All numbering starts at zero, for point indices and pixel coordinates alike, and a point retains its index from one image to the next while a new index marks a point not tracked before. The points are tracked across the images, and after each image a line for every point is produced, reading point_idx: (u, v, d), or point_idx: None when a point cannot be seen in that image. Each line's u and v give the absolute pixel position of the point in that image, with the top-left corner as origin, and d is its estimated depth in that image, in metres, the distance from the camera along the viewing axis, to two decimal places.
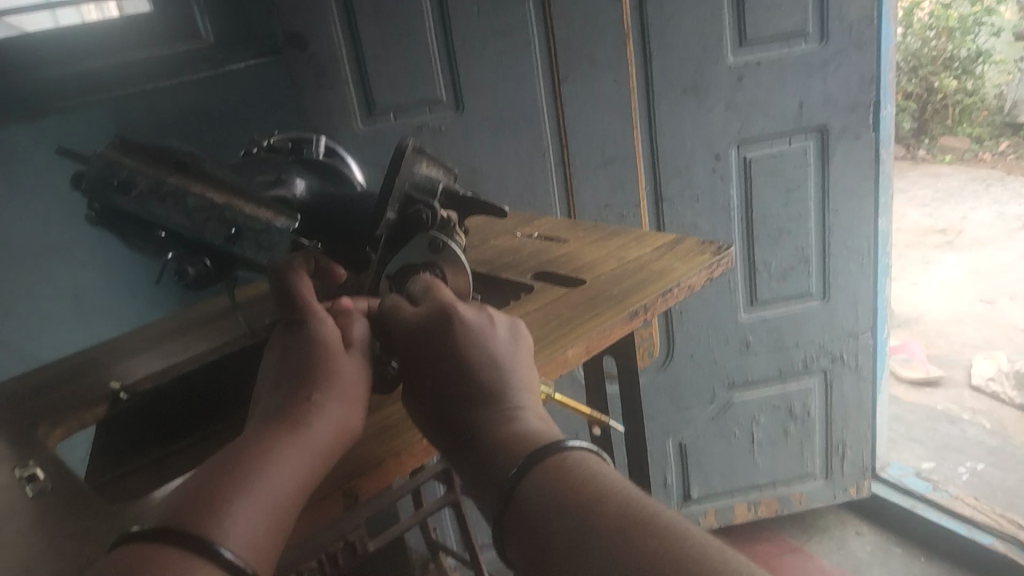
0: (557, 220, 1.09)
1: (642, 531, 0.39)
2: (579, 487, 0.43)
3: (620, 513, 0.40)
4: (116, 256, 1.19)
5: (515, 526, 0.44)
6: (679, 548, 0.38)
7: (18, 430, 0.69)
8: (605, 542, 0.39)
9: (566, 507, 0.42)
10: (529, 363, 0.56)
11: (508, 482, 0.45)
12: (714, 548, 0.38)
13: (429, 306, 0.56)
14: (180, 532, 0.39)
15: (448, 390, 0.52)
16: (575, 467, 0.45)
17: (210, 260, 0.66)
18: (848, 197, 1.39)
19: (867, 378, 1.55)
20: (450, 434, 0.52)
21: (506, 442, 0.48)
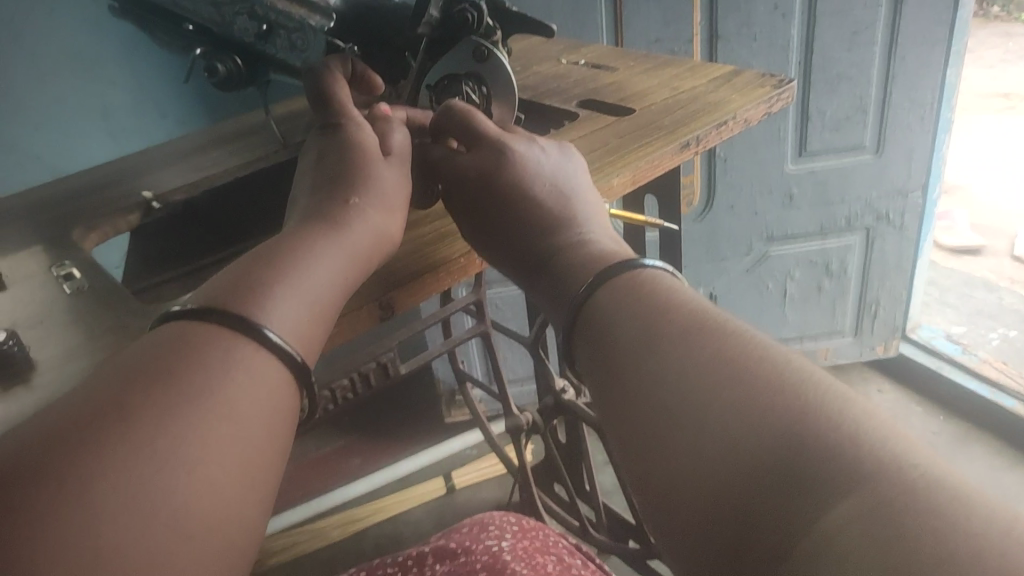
0: (606, 48, 1.01)
1: (722, 341, 0.38)
2: (648, 297, 0.42)
3: (695, 321, 0.39)
4: (143, 70, 1.15)
5: (589, 342, 0.43)
6: (749, 351, 0.37)
7: (53, 233, 0.68)
8: (670, 344, 0.38)
9: (633, 314, 0.41)
10: (592, 192, 0.56)
11: (579, 298, 0.44)
12: (782, 354, 0.37)
13: (482, 142, 0.56)
14: (221, 312, 0.36)
15: (514, 220, 0.53)
16: (645, 280, 0.43)
17: (241, 58, 0.66)
18: (918, 42, 1.27)
19: (911, 238, 1.50)
20: (528, 264, 0.52)
21: (576, 261, 0.48)
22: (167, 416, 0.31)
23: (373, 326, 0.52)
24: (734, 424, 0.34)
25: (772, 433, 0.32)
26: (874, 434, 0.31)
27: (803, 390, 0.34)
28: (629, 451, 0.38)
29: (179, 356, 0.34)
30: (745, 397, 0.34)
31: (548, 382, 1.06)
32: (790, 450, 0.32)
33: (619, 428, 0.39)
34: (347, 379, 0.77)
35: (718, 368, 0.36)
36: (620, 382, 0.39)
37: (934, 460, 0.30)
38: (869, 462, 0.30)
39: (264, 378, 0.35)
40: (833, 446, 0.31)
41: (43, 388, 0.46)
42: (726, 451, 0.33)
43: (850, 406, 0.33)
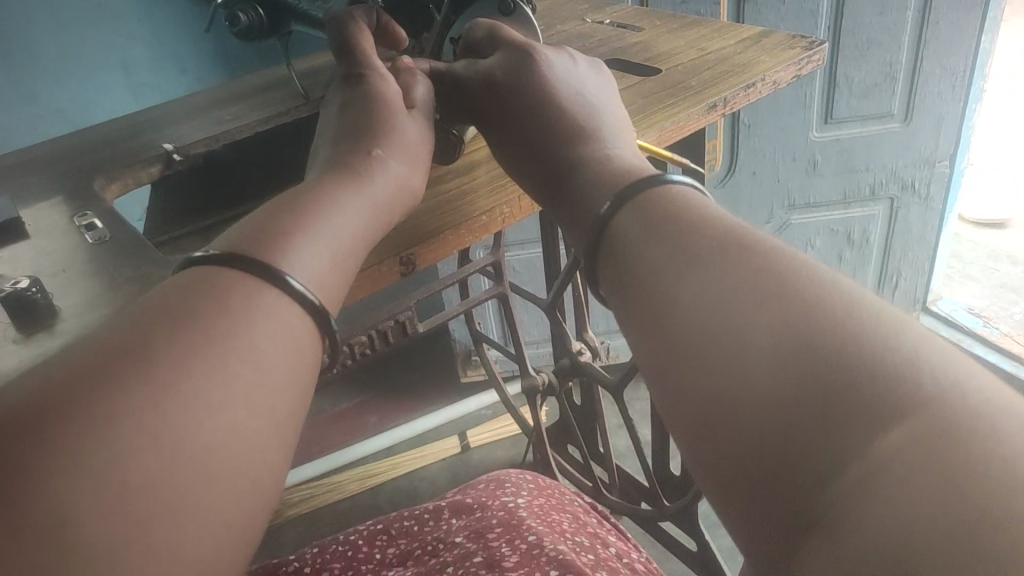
0: (631, 8, 0.99)
1: (752, 252, 0.34)
2: (673, 212, 0.38)
3: (724, 234, 0.36)
4: (163, 26, 1.14)
5: (609, 268, 0.40)
6: (788, 265, 0.33)
7: (75, 183, 0.69)
8: (697, 259, 0.35)
9: (657, 228, 0.38)
10: (620, 112, 0.54)
11: (600, 218, 0.41)
12: (827, 273, 0.32)
13: (511, 58, 0.55)
14: (244, 259, 0.36)
15: (535, 133, 0.51)
16: (671, 194, 0.40)
17: (262, 9, 0.66)
18: (952, 6, 1.23)
19: (936, 209, 1.47)
20: (545, 175, 0.50)
21: (601, 174, 0.45)
22: (192, 359, 0.31)
23: (393, 282, 0.52)
24: (770, 343, 0.29)
25: (812, 351, 0.28)
26: (932, 357, 0.27)
27: (849, 308, 0.30)
28: (653, 376, 0.34)
29: (203, 299, 0.34)
30: (782, 314, 0.30)
31: (565, 343, 1.06)
32: (830, 369, 0.27)
33: (644, 353, 0.35)
34: (366, 335, 0.76)
35: (752, 283, 0.32)
36: (647, 303, 0.36)
37: (1002, 390, 0.26)
38: (925, 386, 0.26)
39: (287, 325, 0.36)
40: (882, 365, 0.27)
41: (67, 335, 0.47)
42: (759, 371, 0.29)
43: (901, 327, 0.28)
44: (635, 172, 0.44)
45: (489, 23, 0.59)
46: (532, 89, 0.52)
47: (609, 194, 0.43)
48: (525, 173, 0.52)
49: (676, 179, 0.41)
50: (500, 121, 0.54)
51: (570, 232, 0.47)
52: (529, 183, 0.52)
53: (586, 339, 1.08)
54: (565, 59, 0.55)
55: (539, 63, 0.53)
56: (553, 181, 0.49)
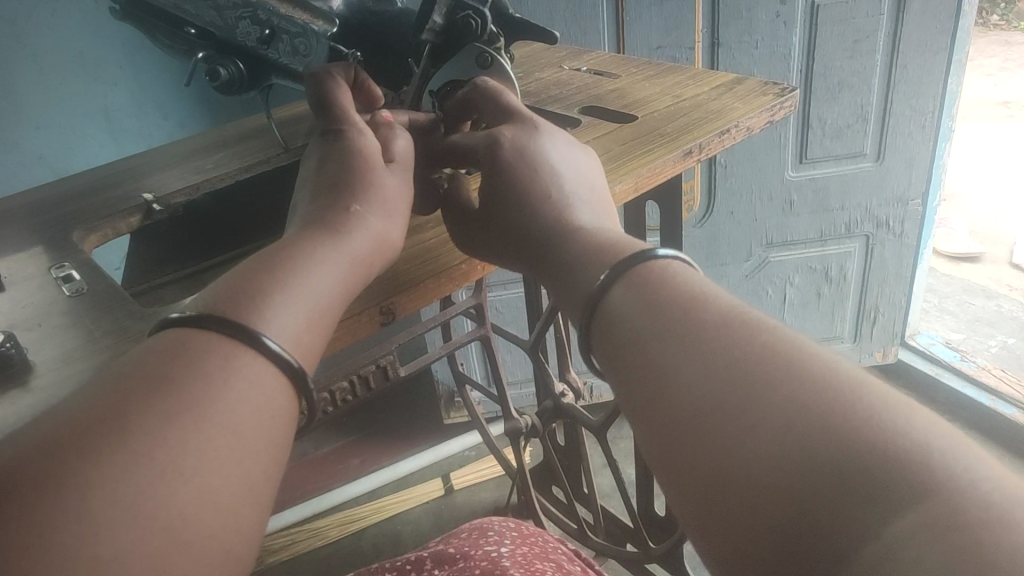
0: (608, 55, 1.01)
1: (751, 334, 0.34)
2: (665, 290, 0.39)
3: (724, 313, 0.36)
4: (145, 75, 1.15)
5: (602, 336, 0.41)
6: (785, 346, 0.33)
7: (54, 233, 0.69)
8: (697, 341, 0.35)
9: (652, 307, 0.38)
10: (603, 193, 0.55)
11: (594, 294, 0.42)
12: (822, 353, 0.33)
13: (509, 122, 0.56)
14: (219, 319, 0.36)
15: (516, 203, 0.52)
16: (667, 273, 0.41)
17: (242, 63, 0.66)
18: (919, 50, 1.27)
19: (911, 246, 1.49)
20: (530, 246, 0.51)
21: (586, 248, 0.47)
22: (162, 425, 0.31)
23: (373, 332, 0.52)
24: (771, 426, 0.30)
25: (814, 433, 0.29)
26: (939, 441, 0.27)
27: (847, 389, 0.30)
28: (655, 451, 0.35)
29: (175, 363, 0.34)
30: (781, 397, 0.31)
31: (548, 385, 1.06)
32: (843, 449, 0.28)
33: (644, 428, 0.36)
34: (347, 381, 0.76)
35: (755, 363, 0.33)
36: (644, 380, 0.36)
37: (1004, 474, 0.26)
38: (937, 470, 0.26)
39: (262, 384, 0.35)
40: (887, 451, 0.27)
41: (43, 389, 0.46)
42: (764, 450, 0.30)
43: (904, 409, 0.29)
44: (628, 245, 0.45)
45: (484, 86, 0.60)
46: (521, 161, 0.53)
47: (607, 265, 0.43)
48: (507, 244, 0.53)
49: (668, 254, 0.42)
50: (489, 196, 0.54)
51: (557, 299, 0.48)
52: (510, 252, 0.53)
53: (569, 380, 1.09)
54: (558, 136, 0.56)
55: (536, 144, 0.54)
56: (540, 252, 0.50)
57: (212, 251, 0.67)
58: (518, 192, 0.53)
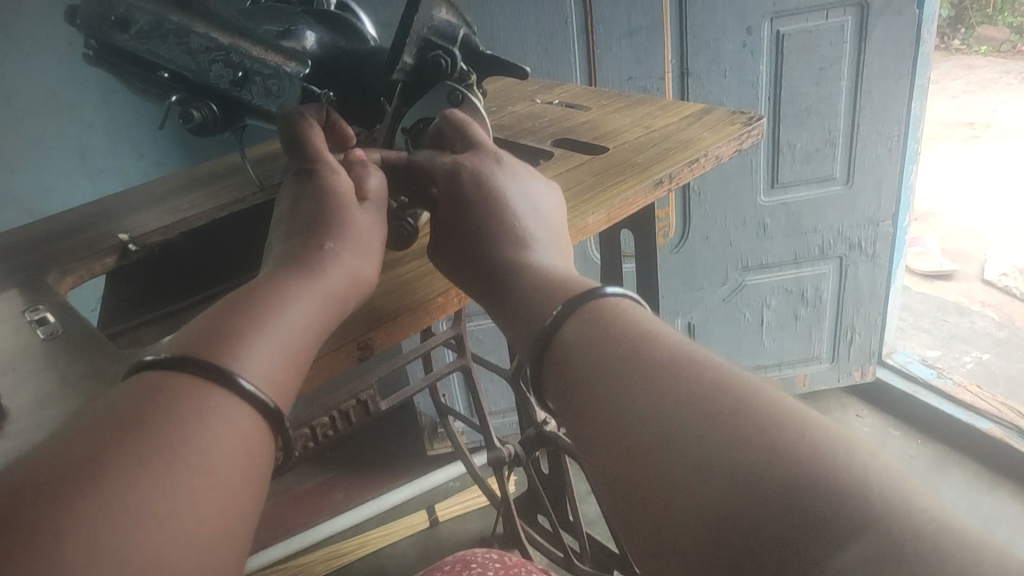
0: (579, 87, 1.03)
1: (698, 371, 0.35)
2: (616, 327, 0.40)
3: (672, 351, 0.37)
4: (120, 115, 1.15)
5: (552, 375, 0.41)
6: (732, 382, 0.34)
7: (29, 277, 0.68)
8: (648, 378, 0.36)
9: (604, 344, 0.39)
10: (559, 226, 0.56)
11: (542, 333, 0.42)
12: (767, 390, 0.34)
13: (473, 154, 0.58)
14: (194, 360, 0.37)
15: (474, 235, 0.54)
16: (617, 309, 0.42)
17: (215, 105, 0.66)
18: (882, 76, 1.30)
19: (883, 266, 1.52)
20: (481, 279, 0.52)
21: (538, 283, 0.47)
22: (137, 469, 0.31)
23: (350, 367, 0.52)
24: (723, 464, 0.31)
25: (765, 472, 0.30)
26: (879, 475, 0.29)
27: (794, 427, 0.31)
28: (609, 492, 0.35)
29: (149, 407, 0.34)
30: (732, 436, 0.31)
31: (530, 413, 1.07)
32: (792, 486, 0.29)
33: (598, 470, 0.36)
34: (327, 416, 0.75)
35: (705, 401, 0.33)
36: (596, 419, 0.37)
37: (942, 504, 0.28)
38: (878, 505, 0.27)
39: (237, 425, 0.36)
40: (835, 490, 0.28)
41: (17, 435, 0.46)
42: (716, 490, 0.30)
43: (847, 444, 0.30)
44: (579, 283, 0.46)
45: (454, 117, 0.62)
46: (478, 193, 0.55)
47: (558, 304, 0.44)
48: (459, 274, 0.54)
49: (616, 293, 0.43)
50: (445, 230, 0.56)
51: (506, 333, 0.48)
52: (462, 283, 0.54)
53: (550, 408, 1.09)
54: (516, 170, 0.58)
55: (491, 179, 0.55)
56: (490, 283, 0.51)
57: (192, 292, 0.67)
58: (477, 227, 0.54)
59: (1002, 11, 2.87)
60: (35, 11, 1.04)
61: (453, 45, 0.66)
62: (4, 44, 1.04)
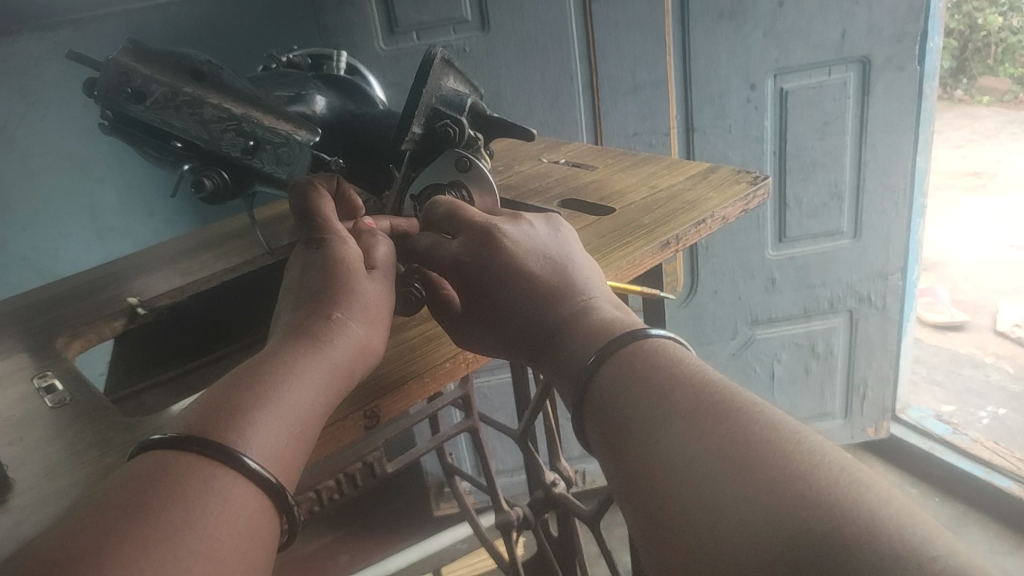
0: (585, 147, 1.04)
1: (727, 411, 0.37)
2: (650, 367, 0.42)
3: (702, 394, 0.39)
4: (131, 174, 1.17)
5: (593, 411, 0.44)
6: (758, 424, 0.36)
7: (38, 341, 0.68)
8: (678, 421, 0.38)
9: (640, 385, 0.42)
10: (592, 266, 0.56)
11: (587, 371, 0.45)
12: (789, 428, 0.36)
13: (477, 245, 0.55)
14: (201, 441, 0.37)
15: (519, 301, 0.54)
16: (654, 351, 0.44)
17: (226, 172, 0.67)
18: (887, 130, 1.31)
19: (894, 319, 1.51)
20: (536, 340, 0.53)
21: (588, 330, 0.49)
22: (141, 558, 0.31)
23: (358, 437, 0.51)
24: (742, 513, 0.33)
25: (785, 515, 0.31)
26: (895, 524, 0.29)
27: (812, 473, 0.33)
28: (646, 532, 0.38)
29: (155, 490, 0.35)
30: (755, 479, 0.33)
31: (539, 475, 1.05)
32: (807, 536, 0.30)
33: (635, 511, 0.39)
34: (333, 479, 0.73)
35: (729, 445, 0.35)
36: (633, 463, 0.39)
37: (958, 550, 0.28)
38: (889, 555, 0.28)
39: (241, 506, 0.36)
40: (851, 528, 0.30)
41: (20, 507, 0.45)
42: (732, 531, 0.32)
43: (864, 492, 0.31)
44: (617, 325, 0.48)
45: (446, 202, 0.59)
46: (505, 283, 0.54)
47: (596, 345, 0.47)
48: (511, 341, 0.55)
49: (661, 334, 0.45)
50: (474, 307, 0.56)
51: (558, 386, 0.50)
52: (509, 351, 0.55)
53: (560, 469, 1.08)
54: (523, 221, 0.57)
55: (503, 243, 0.54)
56: (540, 341, 0.53)
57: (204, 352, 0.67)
58: (514, 297, 0.54)
59: (1004, 63, 2.58)
60: (51, 75, 1.06)
61: (460, 113, 0.68)
62: (22, 107, 1.06)
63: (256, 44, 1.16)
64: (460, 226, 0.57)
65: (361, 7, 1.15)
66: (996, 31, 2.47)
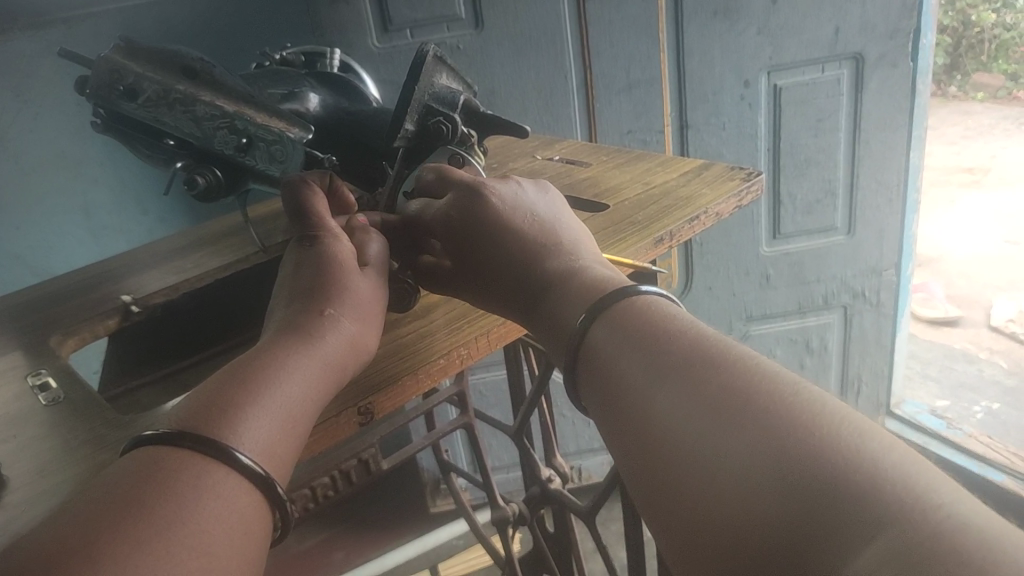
0: (580, 143, 1.04)
1: (719, 364, 0.37)
2: (641, 324, 0.43)
3: (695, 348, 0.39)
4: (125, 174, 1.17)
5: (589, 372, 0.44)
6: (752, 375, 0.36)
7: (33, 340, 0.68)
8: (672, 378, 0.38)
9: (632, 343, 0.42)
10: (583, 230, 0.58)
11: (577, 333, 0.45)
12: (784, 379, 0.36)
13: (462, 197, 0.58)
14: (193, 437, 0.37)
15: (512, 258, 0.55)
16: (643, 308, 0.44)
17: (220, 170, 0.67)
18: (879, 126, 1.31)
19: (888, 315, 1.51)
20: (524, 291, 0.54)
21: (574, 288, 0.49)
22: (133, 552, 0.31)
23: (351, 433, 0.51)
24: (742, 466, 0.33)
25: (786, 465, 0.31)
26: (892, 469, 0.29)
27: (810, 421, 0.33)
28: (646, 492, 0.38)
29: (146, 487, 0.35)
30: (754, 430, 0.33)
31: (534, 471, 1.06)
32: (807, 485, 0.30)
33: (635, 473, 0.39)
34: (327, 477, 0.73)
35: (723, 398, 0.35)
36: (632, 423, 0.39)
37: (965, 501, 0.28)
38: (891, 503, 0.28)
39: (234, 503, 0.36)
40: (850, 476, 0.30)
41: (15, 504, 0.45)
42: (735, 483, 0.33)
43: (864, 440, 0.31)
44: (608, 283, 0.48)
45: (435, 167, 0.62)
46: (493, 232, 0.56)
47: (586, 304, 0.47)
48: (505, 298, 0.55)
49: (648, 291, 0.46)
50: (463, 257, 0.58)
51: (546, 343, 0.51)
52: (493, 298, 0.57)
53: (555, 465, 1.08)
54: (512, 181, 0.60)
55: (489, 193, 0.57)
56: (528, 295, 0.53)
57: (204, 346, 0.67)
58: (505, 247, 0.55)
59: (998, 58, 2.43)
60: (44, 73, 1.06)
61: (453, 110, 0.68)
62: (14, 106, 1.06)
63: (249, 42, 1.15)
64: (447, 184, 0.60)
65: (354, 4, 1.15)
66: (989, 28, 2.35)
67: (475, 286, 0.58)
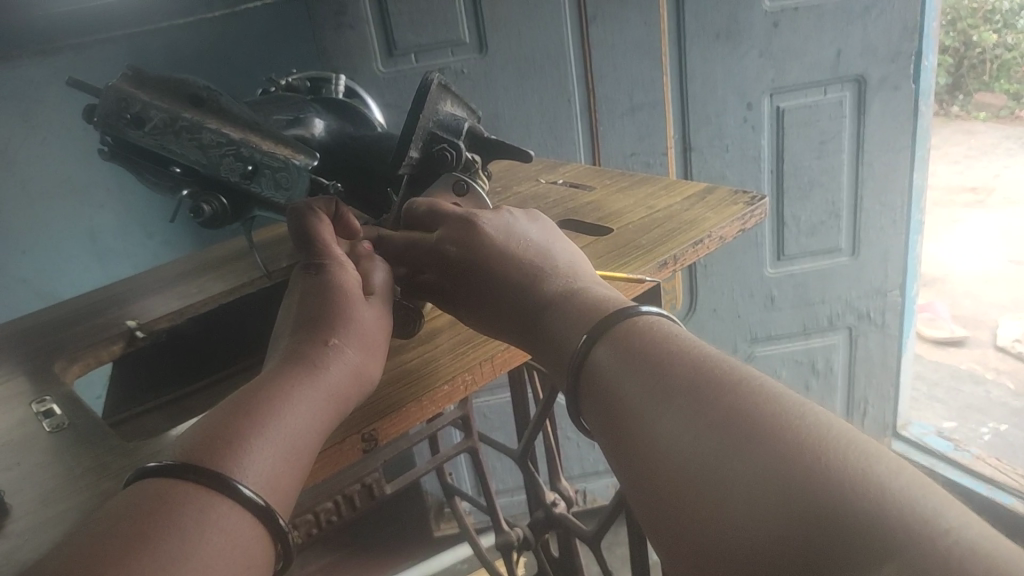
0: (583, 167, 1.05)
1: (720, 385, 0.37)
2: (642, 345, 0.42)
3: (695, 369, 0.39)
4: (131, 197, 1.17)
5: (590, 394, 0.44)
6: (753, 395, 0.36)
7: (37, 366, 0.68)
8: (673, 401, 0.38)
9: (632, 365, 0.42)
10: (578, 256, 0.58)
11: (577, 355, 0.45)
12: (784, 398, 0.36)
13: (455, 229, 0.58)
14: (198, 469, 0.37)
15: (508, 289, 0.54)
16: (644, 328, 0.44)
17: (225, 198, 0.67)
18: (883, 148, 1.31)
19: (893, 336, 1.51)
20: (521, 317, 0.53)
21: (572, 311, 0.49)
22: None
23: (356, 460, 0.51)
24: (746, 492, 0.33)
25: (791, 490, 0.31)
26: (895, 494, 0.29)
27: (812, 443, 0.33)
28: (650, 514, 0.38)
29: (151, 520, 0.34)
30: (756, 454, 0.33)
31: (539, 494, 1.05)
32: (813, 511, 0.30)
33: (639, 495, 0.39)
34: (332, 502, 0.72)
35: (725, 421, 0.35)
36: (633, 447, 0.39)
37: (967, 521, 0.28)
38: (897, 530, 0.28)
39: (239, 537, 0.36)
40: (856, 501, 0.30)
41: (16, 535, 0.45)
42: (740, 510, 0.32)
43: (867, 463, 0.31)
44: (609, 304, 0.48)
45: (427, 202, 0.63)
46: (488, 264, 0.55)
47: (585, 326, 0.47)
48: (506, 330, 0.54)
49: (650, 312, 0.45)
50: (461, 289, 0.57)
51: (548, 371, 0.50)
52: (494, 328, 0.56)
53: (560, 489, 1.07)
54: (506, 211, 0.60)
55: (483, 222, 0.57)
56: (525, 324, 0.53)
57: (209, 371, 0.67)
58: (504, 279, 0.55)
59: (1000, 79, 2.57)
60: (52, 98, 1.07)
61: (457, 138, 0.68)
62: (22, 131, 1.07)
63: (255, 66, 1.17)
64: (439, 219, 0.60)
65: (360, 29, 1.16)
66: (991, 48, 2.47)
67: (476, 316, 0.57)
